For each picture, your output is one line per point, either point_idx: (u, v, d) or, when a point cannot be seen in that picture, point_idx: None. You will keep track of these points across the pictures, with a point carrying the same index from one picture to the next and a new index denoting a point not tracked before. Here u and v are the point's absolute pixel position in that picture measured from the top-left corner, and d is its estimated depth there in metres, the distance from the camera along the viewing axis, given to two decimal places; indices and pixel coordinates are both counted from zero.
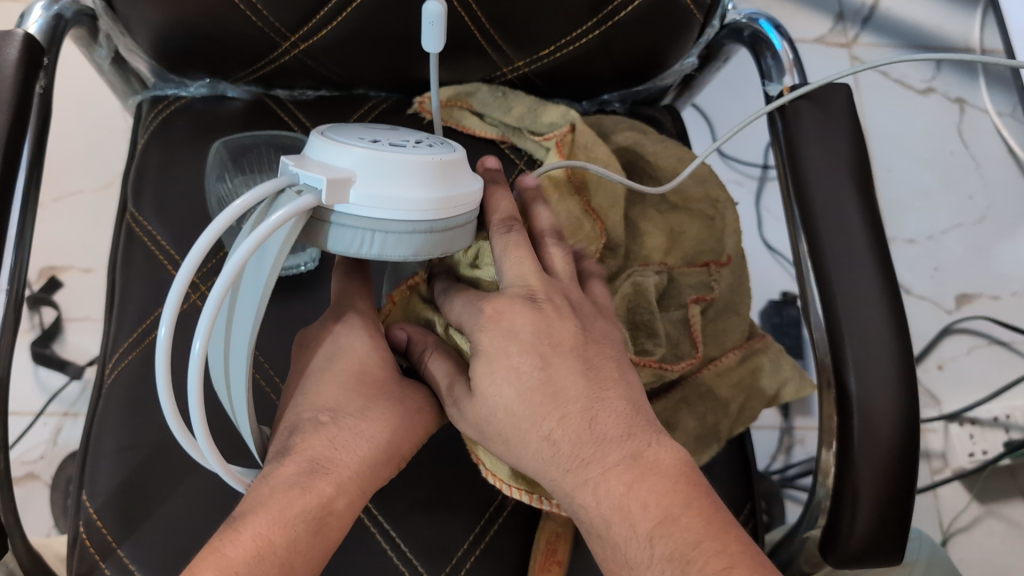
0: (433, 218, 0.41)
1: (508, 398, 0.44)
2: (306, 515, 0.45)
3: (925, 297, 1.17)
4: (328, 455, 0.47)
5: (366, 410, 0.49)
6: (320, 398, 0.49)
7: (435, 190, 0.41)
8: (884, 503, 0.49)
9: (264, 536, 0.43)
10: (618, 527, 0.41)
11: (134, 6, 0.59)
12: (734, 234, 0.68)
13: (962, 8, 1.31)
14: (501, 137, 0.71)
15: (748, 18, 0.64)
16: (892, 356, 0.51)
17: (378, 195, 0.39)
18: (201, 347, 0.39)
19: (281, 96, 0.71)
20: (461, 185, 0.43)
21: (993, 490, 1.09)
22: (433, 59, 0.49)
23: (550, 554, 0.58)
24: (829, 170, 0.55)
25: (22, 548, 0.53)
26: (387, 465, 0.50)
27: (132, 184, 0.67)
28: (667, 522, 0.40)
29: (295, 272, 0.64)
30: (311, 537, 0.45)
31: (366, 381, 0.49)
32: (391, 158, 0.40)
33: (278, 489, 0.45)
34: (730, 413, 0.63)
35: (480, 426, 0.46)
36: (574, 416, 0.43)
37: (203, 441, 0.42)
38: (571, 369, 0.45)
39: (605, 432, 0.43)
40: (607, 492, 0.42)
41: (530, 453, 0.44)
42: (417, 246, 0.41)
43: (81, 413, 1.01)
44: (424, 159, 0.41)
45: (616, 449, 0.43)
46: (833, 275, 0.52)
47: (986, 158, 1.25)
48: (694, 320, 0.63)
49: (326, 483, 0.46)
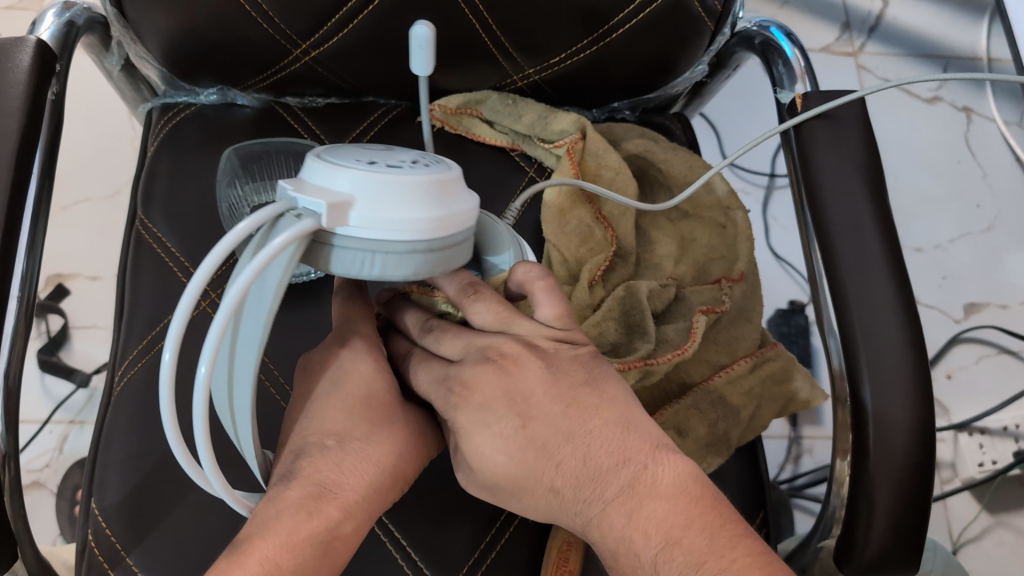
0: (432, 237, 0.40)
1: (500, 463, 0.43)
2: (313, 541, 0.43)
3: (934, 306, 1.17)
4: (335, 481, 0.45)
5: (372, 436, 0.47)
6: (325, 422, 0.47)
7: (435, 208, 0.40)
8: (897, 515, 0.49)
9: (271, 560, 0.42)
10: (626, 558, 0.42)
11: (146, 14, 0.59)
12: (747, 241, 0.68)
13: (968, 17, 1.32)
14: (511, 144, 0.71)
15: (759, 26, 0.64)
16: (908, 367, 0.50)
17: (377, 217, 0.39)
18: (206, 373, 0.38)
19: (291, 103, 0.71)
20: (462, 202, 0.42)
21: (1004, 501, 1.08)
22: (422, 83, 0.54)
23: (562, 563, 0.57)
24: (842, 179, 0.55)
25: (32, 557, 0.53)
26: (392, 488, 0.48)
27: (142, 191, 0.68)
28: (670, 546, 0.40)
29: (303, 280, 0.64)
30: (318, 561, 0.43)
31: (371, 406, 0.48)
32: (390, 179, 0.39)
33: (283, 514, 0.43)
34: (740, 421, 0.62)
35: (488, 488, 0.45)
36: (568, 462, 0.43)
37: (209, 469, 0.41)
38: (551, 419, 0.43)
39: (599, 466, 0.42)
40: (611, 527, 0.42)
41: (540, 503, 0.44)
42: (418, 266, 0.41)
43: (87, 421, 1.01)
44: (423, 178, 0.40)
45: (613, 481, 0.42)
46: (847, 282, 0.52)
47: (993, 166, 1.25)
48: (697, 326, 0.61)
49: (333, 508, 0.44)
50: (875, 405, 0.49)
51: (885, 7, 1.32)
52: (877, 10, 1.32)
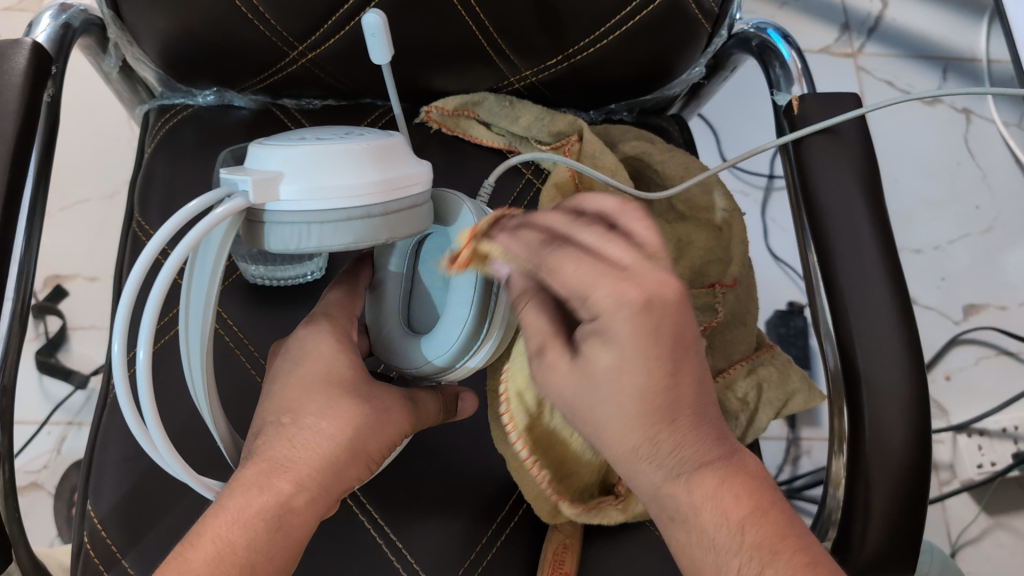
0: (367, 203, 0.40)
1: (632, 385, 0.39)
2: (264, 515, 0.43)
3: (933, 308, 1.17)
4: (289, 457, 0.45)
5: (327, 409, 0.47)
6: (283, 399, 0.47)
7: (365, 173, 0.40)
8: (893, 514, 0.49)
9: (224, 538, 0.42)
10: (708, 517, 0.39)
11: (142, 15, 0.59)
12: (742, 244, 0.68)
13: (968, 18, 1.31)
14: (508, 146, 0.70)
15: (756, 28, 0.64)
16: (908, 386, 0.50)
17: (305, 186, 0.39)
18: (144, 352, 0.40)
19: (288, 104, 0.71)
20: (401, 168, 0.42)
21: (1004, 502, 1.08)
22: (386, 69, 0.50)
23: (557, 565, 0.57)
24: (838, 180, 0.55)
25: (27, 559, 0.53)
26: (353, 465, 0.47)
27: (139, 193, 0.68)
28: (758, 514, 0.40)
29: (302, 282, 0.64)
30: (271, 536, 0.43)
31: (331, 381, 0.48)
32: (312, 152, 0.40)
33: (234, 491, 0.44)
34: (739, 425, 0.62)
35: (572, 406, 0.41)
36: (685, 421, 0.40)
37: (158, 435, 0.42)
38: (693, 375, 0.39)
39: (705, 436, 0.40)
40: (699, 489, 0.40)
41: (628, 448, 0.40)
42: (358, 232, 0.40)
43: (84, 422, 1.01)
44: (347, 148, 0.40)
45: (711, 453, 0.40)
46: (842, 284, 0.52)
47: (992, 167, 1.25)
48: None
49: (283, 481, 0.44)
50: (872, 418, 0.49)
51: (885, 7, 1.32)
52: (877, 10, 1.32)
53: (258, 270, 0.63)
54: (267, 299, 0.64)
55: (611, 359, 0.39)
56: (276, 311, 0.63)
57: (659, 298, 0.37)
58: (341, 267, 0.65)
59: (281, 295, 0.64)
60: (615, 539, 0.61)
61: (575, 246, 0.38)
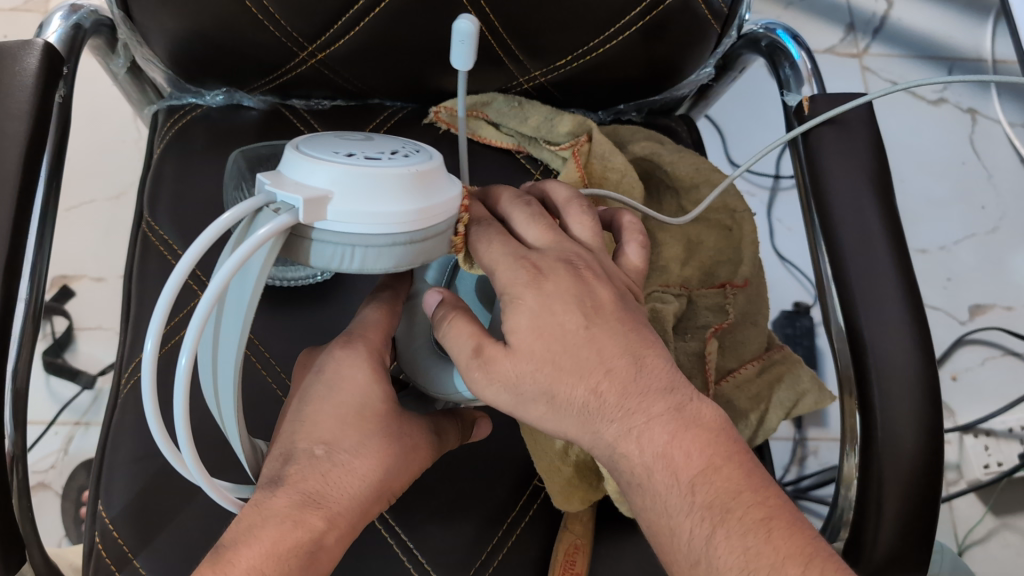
0: (412, 230, 0.39)
1: (555, 350, 0.41)
2: (298, 552, 0.43)
3: (938, 308, 1.17)
4: (320, 492, 0.45)
5: (360, 447, 0.46)
6: (316, 429, 0.46)
7: (415, 200, 0.39)
8: (905, 514, 0.49)
9: (258, 569, 0.42)
10: (660, 475, 0.40)
11: (152, 15, 0.59)
12: (752, 244, 0.67)
13: (972, 19, 1.32)
14: (518, 146, 0.71)
15: (765, 28, 0.64)
16: (922, 385, 0.50)
17: (356, 210, 0.38)
18: (185, 368, 0.38)
19: (297, 105, 0.72)
20: (443, 193, 0.41)
21: (1010, 503, 1.08)
22: (462, 83, 0.47)
23: (569, 566, 0.57)
24: (849, 181, 0.55)
25: (40, 560, 0.53)
26: (377, 502, 0.47)
27: (148, 193, 0.68)
28: (709, 470, 0.40)
29: (313, 282, 0.64)
30: (303, 570, 0.44)
31: (365, 416, 0.47)
32: (365, 172, 0.38)
33: (266, 526, 0.43)
34: (751, 424, 0.61)
35: (515, 388, 0.41)
36: (620, 370, 0.41)
37: (188, 453, 0.40)
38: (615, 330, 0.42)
39: (648, 384, 0.41)
40: (651, 441, 0.41)
41: (576, 413, 0.41)
42: (400, 257, 0.40)
43: (92, 423, 1.01)
44: (399, 171, 0.39)
45: (660, 400, 0.41)
46: (855, 285, 0.52)
47: (998, 167, 1.25)
48: (710, 355, 0.62)
49: (317, 517, 0.44)
50: (883, 416, 0.49)
51: (889, 8, 1.32)
52: (882, 10, 1.32)
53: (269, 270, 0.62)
54: (277, 300, 0.64)
55: (527, 321, 0.41)
56: (287, 311, 0.63)
57: (560, 261, 0.44)
58: None
59: (292, 296, 0.64)
60: (624, 539, 0.61)
61: (495, 227, 0.45)
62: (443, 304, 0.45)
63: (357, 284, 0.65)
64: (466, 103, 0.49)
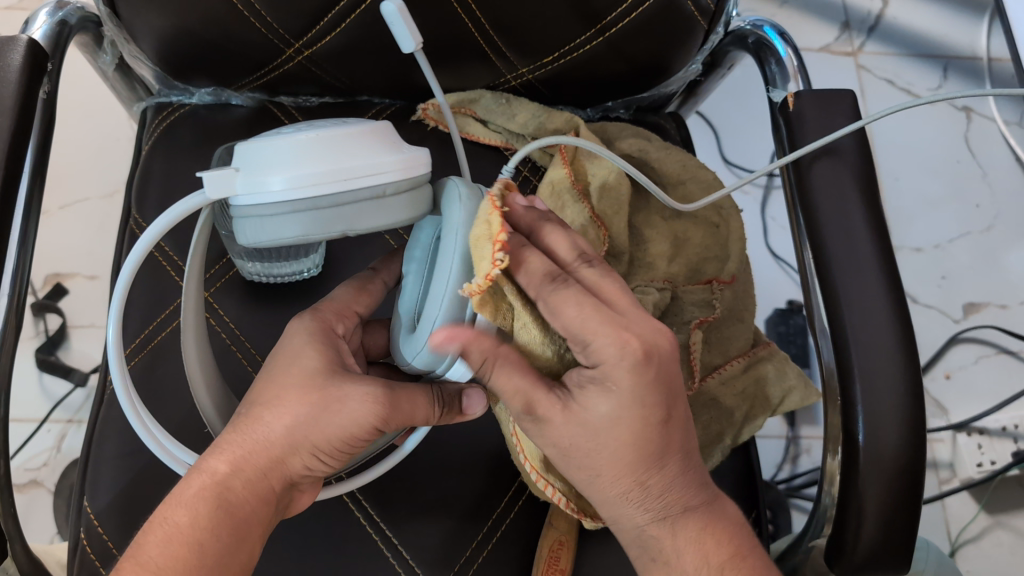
0: (313, 195, 0.41)
1: (617, 442, 0.44)
2: (204, 494, 0.45)
3: (932, 306, 1.17)
4: (229, 438, 0.47)
5: (275, 400, 0.47)
6: (251, 392, 0.49)
7: (315, 166, 0.41)
8: (888, 510, 0.49)
9: (172, 523, 0.45)
10: (692, 558, 0.48)
11: (138, 13, 0.59)
12: (739, 241, 0.68)
13: (968, 17, 1.31)
14: (505, 144, 0.71)
15: (753, 25, 0.64)
16: (904, 382, 0.50)
17: (259, 182, 0.41)
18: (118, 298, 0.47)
19: (285, 102, 0.72)
20: (361, 158, 0.42)
21: (1003, 501, 1.08)
22: (421, 61, 0.50)
23: (552, 562, 0.58)
24: (833, 178, 0.55)
25: (23, 555, 0.53)
26: (295, 455, 0.47)
27: (136, 190, 0.68)
28: (738, 557, 0.48)
29: (300, 279, 0.65)
30: (213, 513, 0.45)
31: (292, 374, 0.48)
32: (271, 146, 0.42)
33: (183, 477, 0.47)
34: (735, 421, 0.62)
35: (569, 452, 0.45)
36: (671, 472, 0.46)
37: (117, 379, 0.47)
38: (683, 424, 0.46)
39: (690, 484, 0.48)
40: (682, 537, 0.48)
41: (613, 492, 0.47)
42: (306, 226, 0.42)
43: (83, 420, 1.01)
44: (305, 142, 0.42)
45: (697, 498, 0.48)
46: (838, 281, 0.52)
47: (993, 165, 1.24)
48: (694, 347, 0.62)
49: (219, 462, 0.47)
50: (867, 417, 0.49)
51: (885, 6, 1.31)
52: (878, 8, 1.31)
53: (255, 267, 0.63)
54: (263, 297, 0.64)
55: (609, 408, 0.43)
56: (273, 308, 0.63)
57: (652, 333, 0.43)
58: (336, 264, 0.65)
59: (277, 294, 0.64)
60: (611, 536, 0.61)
61: (576, 290, 0.42)
62: (466, 355, 0.43)
63: (344, 281, 0.65)
64: (436, 79, 0.52)
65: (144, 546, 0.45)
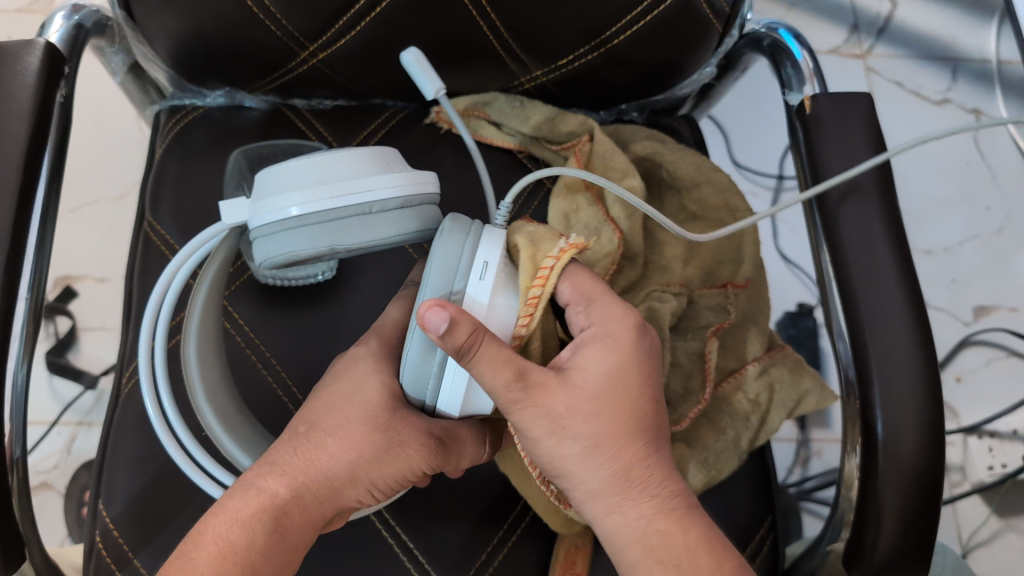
0: (307, 211, 0.42)
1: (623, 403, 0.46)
2: (260, 517, 0.45)
3: (942, 309, 1.16)
4: (288, 460, 0.47)
5: (340, 428, 0.48)
6: (309, 410, 0.50)
7: (311, 184, 0.43)
8: (908, 513, 0.48)
9: (225, 539, 0.44)
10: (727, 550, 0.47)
11: (154, 15, 0.59)
12: (752, 246, 0.67)
13: (977, 19, 1.31)
14: (519, 146, 0.71)
15: (768, 27, 0.63)
16: (923, 385, 0.50)
17: (264, 203, 0.44)
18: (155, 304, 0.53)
19: (298, 105, 0.72)
20: (353, 175, 0.43)
21: (1015, 504, 1.07)
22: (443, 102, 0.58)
23: (568, 566, 0.57)
24: (850, 182, 0.55)
25: (40, 558, 0.53)
26: (351, 488, 0.48)
27: (150, 193, 0.68)
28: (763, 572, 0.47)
29: (312, 282, 0.64)
30: (269, 537, 0.44)
31: (354, 404, 0.49)
32: (275, 170, 0.45)
33: (236, 491, 0.46)
34: (752, 425, 0.62)
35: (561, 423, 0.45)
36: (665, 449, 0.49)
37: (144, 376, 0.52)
38: None
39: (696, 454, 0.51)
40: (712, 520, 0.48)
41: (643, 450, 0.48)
42: (302, 240, 0.42)
43: (95, 422, 1.01)
44: (305, 162, 0.44)
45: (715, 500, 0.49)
46: (856, 285, 0.52)
47: (1003, 168, 1.24)
48: (709, 355, 0.63)
49: (279, 484, 0.46)
50: (886, 420, 0.49)
51: (893, 8, 1.31)
52: (886, 11, 1.31)
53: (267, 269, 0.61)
54: (277, 300, 0.64)
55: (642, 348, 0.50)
56: (288, 311, 0.63)
57: None
58: (350, 267, 0.65)
59: (290, 297, 0.64)
60: None
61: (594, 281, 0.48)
62: (453, 334, 0.40)
63: (358, 284, 0.65)
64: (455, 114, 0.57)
65: (195, 561, 0.44)
